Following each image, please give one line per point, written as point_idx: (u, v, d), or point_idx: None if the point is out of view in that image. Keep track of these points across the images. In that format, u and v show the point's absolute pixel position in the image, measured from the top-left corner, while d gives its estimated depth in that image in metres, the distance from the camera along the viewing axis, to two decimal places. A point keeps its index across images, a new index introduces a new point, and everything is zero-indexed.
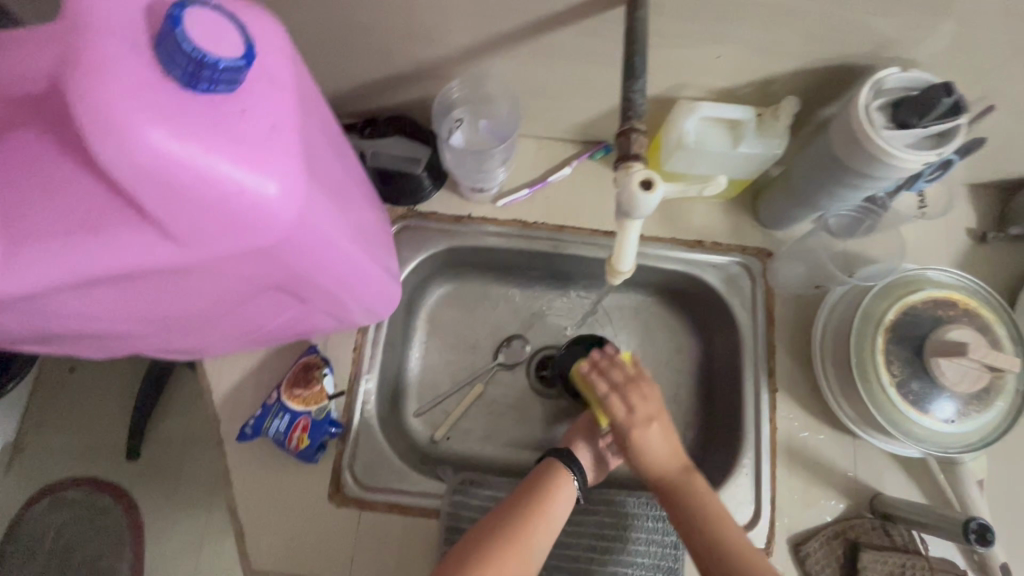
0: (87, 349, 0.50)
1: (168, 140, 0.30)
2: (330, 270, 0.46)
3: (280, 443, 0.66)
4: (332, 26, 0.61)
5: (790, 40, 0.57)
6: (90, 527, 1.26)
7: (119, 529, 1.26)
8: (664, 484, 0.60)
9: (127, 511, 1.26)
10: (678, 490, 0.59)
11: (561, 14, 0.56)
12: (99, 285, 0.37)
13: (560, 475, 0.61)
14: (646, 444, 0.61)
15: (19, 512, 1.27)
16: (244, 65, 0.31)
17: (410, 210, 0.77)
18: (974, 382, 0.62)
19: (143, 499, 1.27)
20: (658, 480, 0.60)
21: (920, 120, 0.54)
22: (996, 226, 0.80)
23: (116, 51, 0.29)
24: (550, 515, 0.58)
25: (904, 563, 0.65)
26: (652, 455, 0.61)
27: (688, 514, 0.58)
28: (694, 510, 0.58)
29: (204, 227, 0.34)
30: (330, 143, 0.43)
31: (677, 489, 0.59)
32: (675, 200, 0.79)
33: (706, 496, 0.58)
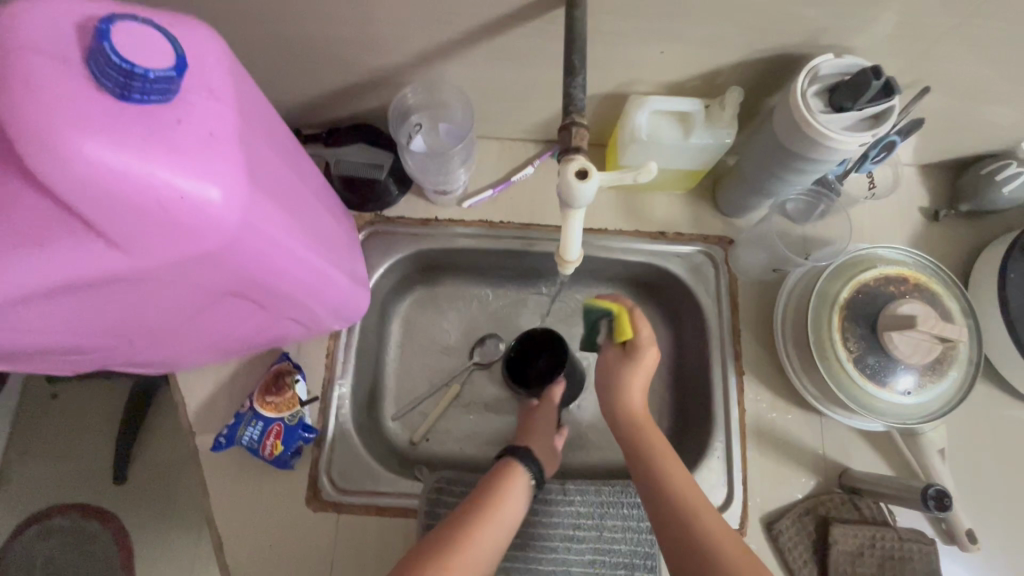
0: (49, 366, 0.51)
1: (102, 150, 0.31)
2: (286, 275, 0.47)
3: (255, 451, 0.66)
4: (285, 39, 0.62)
5: (728, 32, 0.59)
6: (79, 554, 1.25)
7: (109, 555, 1.24)
8: (631, 449, 0.59)
9: (116, 535, 1.25)
10: (644, 455, 0.58)
11: (506, 17, 0.58)
12: (50, 299, 0.38)
13: (510, 479, 0.61)
14: (641, 376, 0.60)
15: (5, 542, 1.25)
16: (176, 75, 0.32)
17: (377, 216, 0.78)
18: (926, 355, 0.63)
19: (132, 524, 1.26)
20: (628, 440, 0.60)
21: (854, 104, 0.56)
22: (948, 204, 0.82)
23: (46, 67, 0.30)
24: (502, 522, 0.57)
25: (873, 534, 0.67)
26: (634, 395, 0.61)
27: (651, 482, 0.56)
28: (657, 480, 0.56)
29: (148, 234, 0.35)
30: (276, 149, 0.45)
31: (643, 454, 0.58)
32: (637, 194, 0.81)
33: (673, 469, 0.56)
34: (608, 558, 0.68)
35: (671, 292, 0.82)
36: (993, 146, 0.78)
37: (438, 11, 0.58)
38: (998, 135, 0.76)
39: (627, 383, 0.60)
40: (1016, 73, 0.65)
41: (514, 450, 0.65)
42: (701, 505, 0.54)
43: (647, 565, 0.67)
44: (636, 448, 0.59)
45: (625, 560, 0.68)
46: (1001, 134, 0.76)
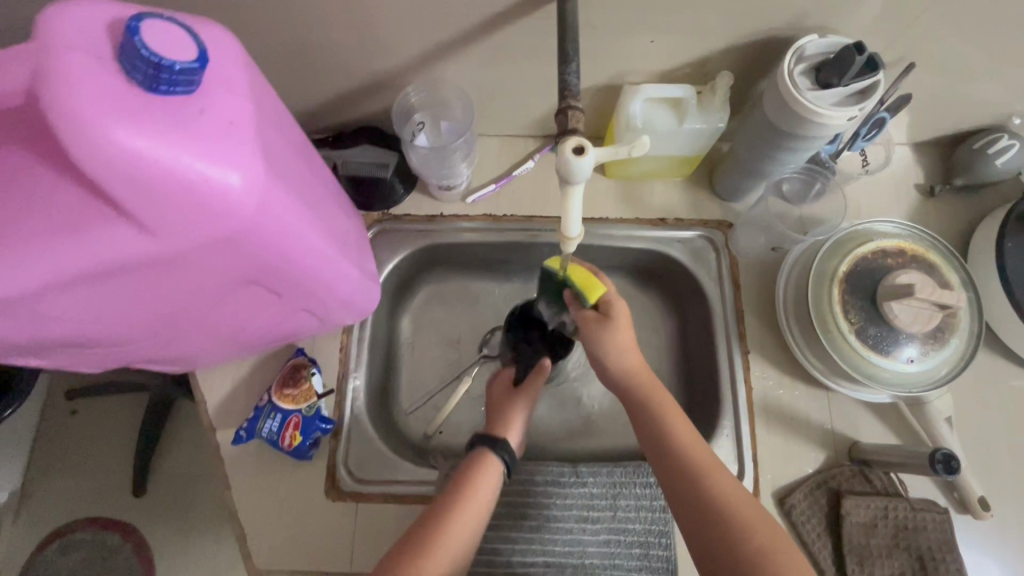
0: (79, 359, 0.53)
1: (134, 138, 0.33)
2: (301, 264, 0.49)
3: (274, 442, 0.68)
4: (292, 47, 0.65)
5: (715, 20, 0.62)
6: (101, 567, 1.27)
7: (130, 568, 1.26)
8: (635, 405, 0.59)
9: (137, 547, 1.27)
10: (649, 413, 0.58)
11: (500, 14, 0.61)
12: (84, 285, 0.40)
13: (483, 467, 0.60)
14: (625, 333, 0.60)
15: (28, 559, 1.27)
16: (199, 67, 0.35)
17: (384, 214, 0.81)
18: (926, 323, 0.65)
19: (153, 536, 1.28)
20: (629, 395, 0.60)
21: (840, 80, 0.58)
22: (943, 179, 0.84)
23: (81, 61, 0.33)
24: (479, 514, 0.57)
25: (886, 505, 0.68)
26: (626, 350, 0.60)
27: (657, 439, 0.57)
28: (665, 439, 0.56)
29: (175, 218, 0.37)
30: (289, 141, 0.47)
31: (647, 409, 0.58)
32: (635, 183, 0.83)
33: (680, 426, 0.57)
34: (623, 537, 0.69)
35: (674, 277, 0.84)
36: (983, 120, 0.80)
37: (436, 11, 0.60)
38: (987, 109, 0.78)
39: (612, 342, 0.60)
40: (999, 46, 0.66)
41: (490, 443, 0.62)
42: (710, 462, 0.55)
43: (662, 543, 0.68)
44: (638, 404, 0.59)
45: (640, 538, 0.69)
46: (990, 108, 0.77)
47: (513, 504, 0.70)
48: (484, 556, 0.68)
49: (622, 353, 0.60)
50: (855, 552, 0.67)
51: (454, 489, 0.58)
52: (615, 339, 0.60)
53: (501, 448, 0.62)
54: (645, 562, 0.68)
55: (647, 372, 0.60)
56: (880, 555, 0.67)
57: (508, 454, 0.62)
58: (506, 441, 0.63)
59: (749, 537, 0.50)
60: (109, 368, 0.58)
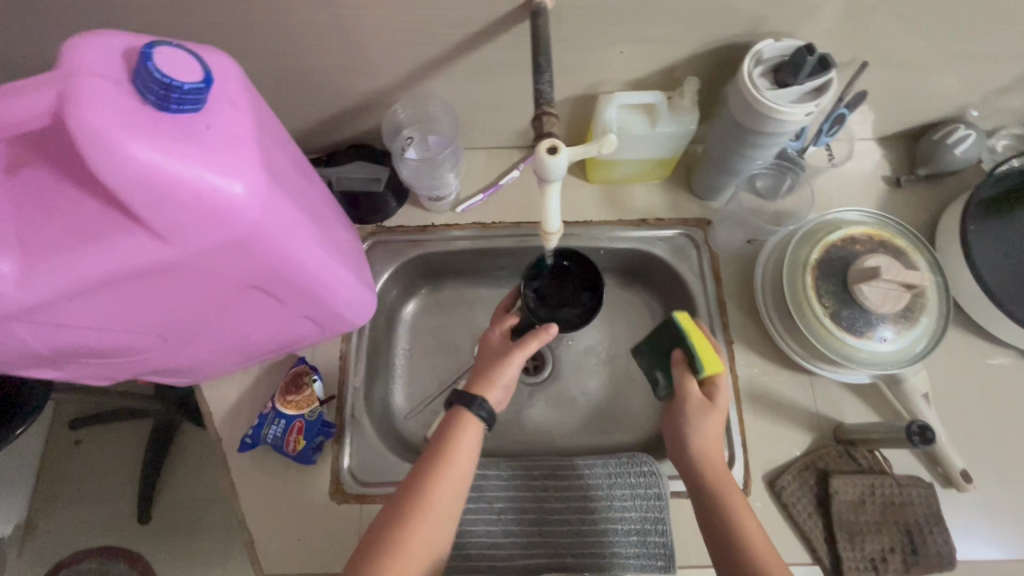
0: (93, 369, 0.56)
1: (148, 151, 0.37)
2: (302, 269, 0.52)
3: (279, 447, 0.71)
4: (286, 72, 0.70)
5: (679, 29, 0.67)
6: None
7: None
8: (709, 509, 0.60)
9: None
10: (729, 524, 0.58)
11: (479, 33, 0.66)
12: (103, 292, 0.44)
13: (461, 429, 0.60)
14: (715, 422, 0.62)
15: None
16: (204, 86, 0.39)
17: (377, 227, 0.84)
18: (895, 303, 0.68)
19: (159, 561, 1.28)
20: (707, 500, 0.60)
21: (796, 79, 0.63)
22: (909, 170, 0.88)
23: (101, 84, 0.37)
24: (457, 478, 0.58)
25: (872, 483, 0.71)
26: (711, 447, 0.62)
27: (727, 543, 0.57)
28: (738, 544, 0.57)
29: (185, 225, 0.41)
30: (288, 155, 0.51)
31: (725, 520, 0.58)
32: (617, 186, 0.87)
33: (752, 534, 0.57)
34: (621, 526, 0.71)
35: (658, 274, 0.87)
36: (941, 113, 0.85)
37: (419, 31, 0.65)
38: (943, 103, 0.83)
39: (701, 430, 0.62)
40: (944, 42, 0.71)
41: (467, 401, 0.61)
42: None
43: (659, 530, 0.70)
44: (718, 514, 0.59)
45: (637, 526, 0.71)
46: (946, 102, 0.82)
47: (512, 499, 0.73)
48: (486, 551, 0.70)
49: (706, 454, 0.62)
50: (845, 529, 0.69)
51: (425, 469, 0.58)
52: (707, 426, 0.62)
53: (477, 405, 0.61)
54: (643, 549, 0.69)
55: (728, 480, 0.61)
56: (869, 531, 0.69)
57: (486, 412, 0.61)
58: (484, 399, 0.62)
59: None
60: (121, 378, 0.61)
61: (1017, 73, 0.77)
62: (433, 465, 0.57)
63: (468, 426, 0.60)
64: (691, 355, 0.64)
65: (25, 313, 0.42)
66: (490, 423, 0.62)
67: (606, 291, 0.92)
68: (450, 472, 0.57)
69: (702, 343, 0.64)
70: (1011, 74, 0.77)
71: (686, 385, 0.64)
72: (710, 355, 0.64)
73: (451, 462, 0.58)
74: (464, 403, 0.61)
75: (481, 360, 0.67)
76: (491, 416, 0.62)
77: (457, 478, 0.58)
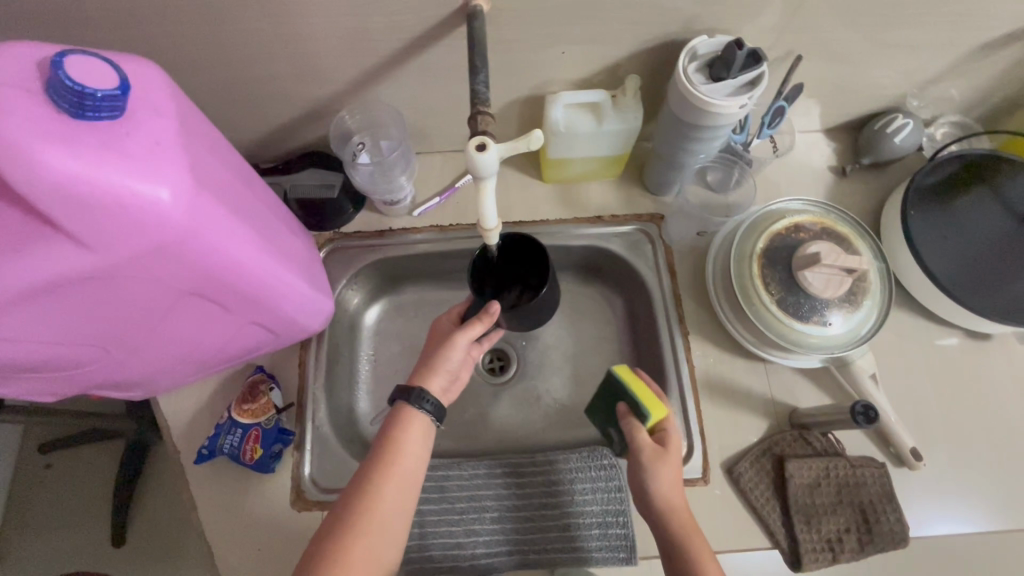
0: (33, 385, 0.55)
1: (62, 159, 0.37)
2: (244, 273, 0.53)
3: (236, 457, 0.71)
4: (232, 83, 0.70)
5: (615, 29, 0.68)
6: None
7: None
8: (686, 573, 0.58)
9: None
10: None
11: (420, 37, 0.67)
12: (29, 302, 0.44)
13: (407, 426, 0.60)
14: (674, 469, 0.62)
15: None
16: (120, 93, 0.39)
17: (335, 233, 0.84)
18: (838, 288, 0.71)
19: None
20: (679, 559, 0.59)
21: (728, 73, 0.64)
22: (854, 159, 0.91)
23: (11, 94, 0.37)
24: (403, 475, 0.58)
25: (826, 465, 0.72)
26: (674, 494, 0.62)
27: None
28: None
29: (109, 231, 0.41)
30: (221, 161, 0.51)
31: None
32: (571, 185, 0.88)
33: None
34: (582, 520, 0.71)
35: (616, 270, 0.88)
36: (882, 103, 0.88)
37: (360, 37, 0.66)
38: (881, 93, 0.86)
39: (662, 478, 0.61)
40: (875, 35, 0.74)
41: (407, 395, 0.62)
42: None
43: (620, 521, 0.70)
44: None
45: (599, 519, 0.71)
46: (884, 92, 0.85)
47: (475, 499, 0.73)
48: (448, 552, 0.70)
49: (672, 509, 0.61)
50: (802, 512, 0.70)
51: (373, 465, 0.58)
52: (666, 474, 0.61)
53: (424, 401, 0.61)
54: (606, 541, 0.70)
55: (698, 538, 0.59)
56: (825, 513, 0.70)
57: (430, 404, 0.61)
58: (426, 391, 0.62)
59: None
60: (66, 394, 0.60)
61: (948, 62, 0.80)
62: (378, 464, 0.58)
63: (414, 420, 0.61)
64: (634, 403, 0.65)
65: None
66: (439, 416, 0.62)
67: (567, 288, 0.92)
68: (396, 470, 0.58)
69: (646, 392, 0.65)
70: (943, 63, 0.80)
71: (637, 434, 0.64)
72: (653, 401, 0.64)
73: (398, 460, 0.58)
74: (405, 398, 0.61)
75: (430, 345, 0.69)
76: (438, 408, 0.62)
77: (403, 475, 0.58)
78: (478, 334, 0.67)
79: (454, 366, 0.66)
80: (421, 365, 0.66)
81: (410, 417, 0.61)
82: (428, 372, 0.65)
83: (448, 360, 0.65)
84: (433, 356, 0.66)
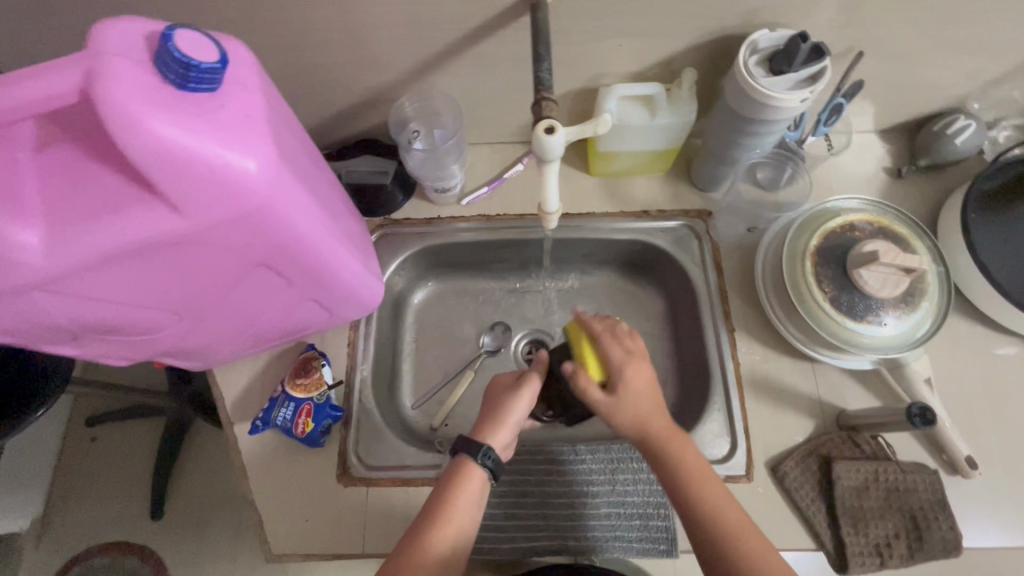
0: (110, 347, 0.58)
1: (166, 126, 0.39)
2: (313, 250, 0.55)
3: (289, 430, 0.73)
4: (298, 69, 0.73)
5: (674, 21, 0.69)
6: None
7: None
8: (675, 484, 0.60)
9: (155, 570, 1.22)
10: (690, 498, 0.59)
11: (481, 27, 0.68)
12: (120, 262, 0.46)
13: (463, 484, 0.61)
14: (637, 398, 0.63)
15: None
16: (220, 67, 0.41)
17: (385, 219, 0.86)
18: (895, 287, 0.70)
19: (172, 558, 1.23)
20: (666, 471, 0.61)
21: (791, 67, 0.64)
22: (910, 161, 0.89)
23: (123, 64, 0.39)
24: (457, 530, 0.59)
25: (876, 468, 0.70)
26: (653, 415, 0.62)
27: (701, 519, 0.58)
28: (703, 515, 0.58)
29: (200, 198, 0.43)
30: (297, 139, 0.54)
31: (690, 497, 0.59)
32: (618, 179, 0.89)
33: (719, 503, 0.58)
34: (623, 510, 0.71)
35: (660, 265, 0.88)
36: (942, 104, 0.86)
37: (423, 27, 0.68)
38: (943, 94, 0.84)
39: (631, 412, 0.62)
40: (940, 33, 0.72)
41: (472, 448, 0.62)
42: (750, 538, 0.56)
43: (661, 514, 0.70)
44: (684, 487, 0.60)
45: (639, 511, 0.71)
46: (945, 92, 0.83)
47: (516, 482, 0.74)
48: (488, 533, 0.71)
49: (650, 420, 0.62)
50: (849, 515, 0.69)
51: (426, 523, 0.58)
52: (634, 404, 0.62)
53: (486, 456, 0.62)
54: (646, 533, 0.70)
55: (682, 445, 0.62)
56: (873, 517, 0.69)
57: (492, 460, 0.62)
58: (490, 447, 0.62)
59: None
60: (137, 358, 0.63)
61: (1014, 63, 0.78)
62: (431, 521, 0.58)
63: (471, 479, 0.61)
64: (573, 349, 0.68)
65: (49, 283, 0.45)
66: (495, 473, 0.63)
67: (609, 283, 0.93)
68: (451, 527, 0.58)
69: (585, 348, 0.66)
70: (1008, 64, 0.78)
71: (589, 392, 0.64)
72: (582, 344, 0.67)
73: (451, 518, 0.59)
74: (469, 452, 0.62)
75: (491, 400, 0.70)
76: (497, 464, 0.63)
77: (455, 532, 0.59)
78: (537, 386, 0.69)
79: (518, 421, 0.67)
80: (486, 420, 0.67)
81: (469, 470, 0.62)
82: (491, 428, 0.66)
83: (513, 413, 0.67)
84: (498, 409, 0.67)
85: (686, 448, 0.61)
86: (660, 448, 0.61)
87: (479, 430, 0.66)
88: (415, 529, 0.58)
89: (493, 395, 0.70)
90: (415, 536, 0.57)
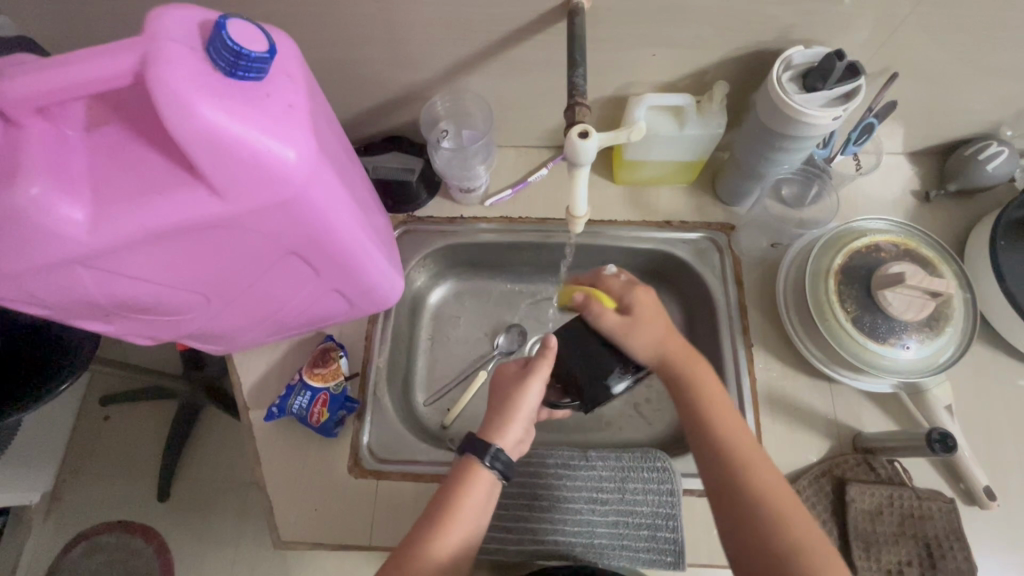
0: (139, 326, 0.59)
1: (213, 111, 0.40)
2: (344, 242, 0.56)
3: (303, 418, 0.74)
4: (335, 64, 0.75)
5: (708, 33, 0.69)
6: (123, 571, 1.21)
7: (152, 572, 1.20)
8: (696, 420, 0.60)
9: (159, 552, 1.21)
10: (709, 438, 0.58)
11: (516, 32, 0.69)
12: (159, 242, 0.47)
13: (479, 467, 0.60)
14: (647, 316, 0.65)
15: (54, 560, 1.22)
16: (269, 57, 0.42)
17: (409, 216, 0.87)
18: (920, 310, 0.69)
19: (174, 542, 1.21)
20: (691, 403, 0.61)
21: (825, 84, 0.64)
22: (938, 185, 0.88)
23: (177, 50, 0.40)
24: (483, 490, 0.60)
25: (891, 493, 0.69)
26: (669, 341, 0.64)
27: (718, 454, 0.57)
28: (725, 454, 0.57)
29: (240, 183, 0.44)
30: (331, 132, 0.55)
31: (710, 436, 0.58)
32: (641, 187, 0.89)
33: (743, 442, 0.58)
34: (632, 519, 0.71)
35: (680, 276, 0.87)
36: (973, 129, 0.85)
37: (460, 28, 0.69)
38: (975, 119, 0.83)
39: (648, 326, 0.65)
40: (978, 59, 0.72)
41: (480, 451, 0.60)
42: (768, 476, 0.55)
43: (670, 525, 0.70)
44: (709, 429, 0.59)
45: (648, 521, 0.71)
46: (978, 118, 0.83)
47: (525, 485, 0.74)
48: (497, 533, 0.71)
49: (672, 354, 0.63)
50: (862, 538, 0.68)
51: (459, 480, 0.60)
52: (649, 325, 0.65)
53: (494, 457, 0.60)
54: (653, 543, 0.70)
55: (713, 393, 0.61)
56: (887, 542, 0.67)
57: (502, 464, 0.60)
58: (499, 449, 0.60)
59: (803, 559, 0.51)
60: (163, 338, 0.64)
61: None
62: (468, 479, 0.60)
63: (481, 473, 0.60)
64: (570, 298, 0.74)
65: (89, 258, 0.46)
66: (505, 474, 0.61)
67: None
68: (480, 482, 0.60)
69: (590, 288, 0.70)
70: None
71: (602, 318, 0.66)
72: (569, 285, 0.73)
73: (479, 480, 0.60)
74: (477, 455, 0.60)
75: (499, 388, 0.67)
76: (507, 466, 0.61)
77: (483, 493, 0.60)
78: (547, 372, 0.65)
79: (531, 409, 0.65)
80: (498, 412, 0.64)
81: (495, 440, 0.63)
82: (501, 426, 0.63)
83: (525, 406, 0.64)
84: (507, 404, 0.64)
85: (716, 392, 0.61)
86: (686, 388, 0.61)
87: (488, 428, 0.63)
88: (454, 483, 0.60)
89: (500, 385, 0.67)
90: (456, 485, 0.59)
